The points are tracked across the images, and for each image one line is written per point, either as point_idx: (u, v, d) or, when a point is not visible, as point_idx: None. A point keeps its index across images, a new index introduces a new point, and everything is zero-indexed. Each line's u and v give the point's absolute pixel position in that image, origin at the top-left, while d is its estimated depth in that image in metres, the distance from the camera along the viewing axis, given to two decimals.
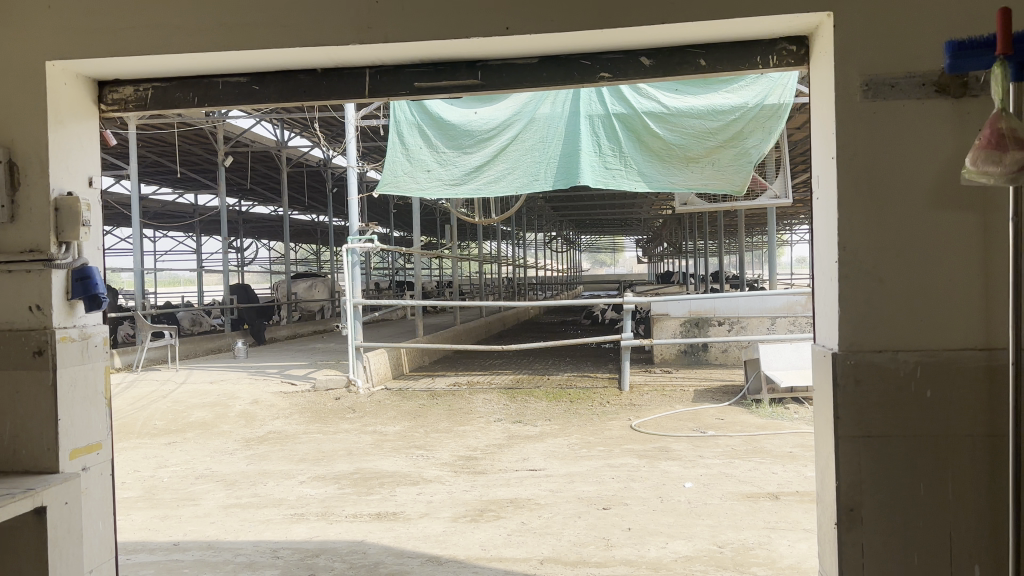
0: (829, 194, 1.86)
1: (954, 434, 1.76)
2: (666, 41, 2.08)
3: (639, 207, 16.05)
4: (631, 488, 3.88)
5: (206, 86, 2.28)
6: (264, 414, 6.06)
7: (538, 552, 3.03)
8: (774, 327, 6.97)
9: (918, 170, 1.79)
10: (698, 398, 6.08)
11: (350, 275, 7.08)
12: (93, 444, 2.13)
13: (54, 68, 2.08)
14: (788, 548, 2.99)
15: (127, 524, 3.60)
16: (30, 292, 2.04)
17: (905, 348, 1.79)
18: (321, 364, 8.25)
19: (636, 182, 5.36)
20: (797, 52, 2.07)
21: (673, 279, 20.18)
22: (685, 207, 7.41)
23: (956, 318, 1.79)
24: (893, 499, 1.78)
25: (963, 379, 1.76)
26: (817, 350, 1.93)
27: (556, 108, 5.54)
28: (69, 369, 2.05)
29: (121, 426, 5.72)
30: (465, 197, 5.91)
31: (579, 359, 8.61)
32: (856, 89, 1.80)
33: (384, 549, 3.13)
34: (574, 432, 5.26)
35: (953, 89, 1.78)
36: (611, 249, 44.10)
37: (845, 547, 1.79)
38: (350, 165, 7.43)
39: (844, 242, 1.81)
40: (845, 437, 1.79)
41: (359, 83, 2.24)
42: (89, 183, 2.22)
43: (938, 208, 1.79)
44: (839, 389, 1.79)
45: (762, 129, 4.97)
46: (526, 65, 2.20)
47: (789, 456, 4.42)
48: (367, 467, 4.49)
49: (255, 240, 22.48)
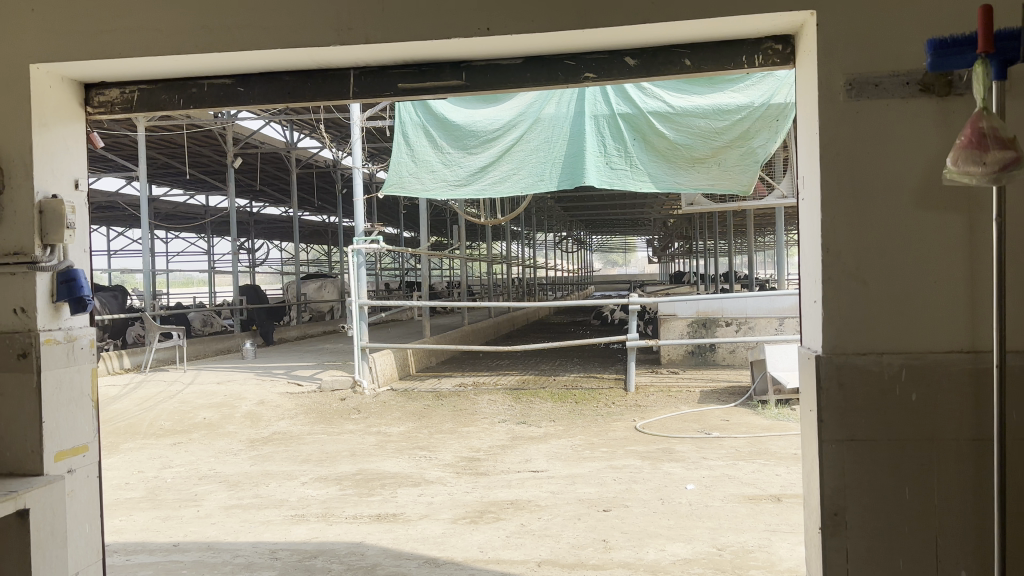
0: (813, 194, 1.84)
1: (939, 439, 1.73)
2: (650, 40, 2.07)
3: (649, 206, 16.00)
4: (632, 489, 3.87)
5: (190, 88, 2.29)
6: (269, 414, 6.10)
7: (535, 554, 3.02)
8: (782, 327, 6.92)
9: (902, 170, 1.76)
10: (705, 399, 6.04)
11: (356, 275, 7.08)
12: (80, 446, 2.14)
13: (39, 71, 2.10)
14: (788, 550, 2.96)
15: (129, 525, 3.62)
16: (15, 295, 2.06)
17: (890, 351, 1.76)
18: (328, 365, 8.29)
19: (640, 183, 5.32)
20: (783, 51, 2.05)
21: (684, 279, 20.07)
22: (691, 207, 7.35)
23: (940, 320, 1.75)
24: (876, 506, 1.75)
25: (947, 384, 1.73)
26: (803, 352, 1.91)
27: (560, 108, 5.50)
28: (54, 371, 2.07)
29: (128, 426, 5.77)
30: (469, 198, 5.90)
31: (586, 359, 8.58)
32: (839, 88, 1.78)
33: (382, 550, 3.13)
34: (577, 433, 5.23)
35: (938, 88, 1.75)
36: (622, 249, 43.99)
37: (829, 552, 1.77)
38: (357, 166, 7.32)
39: (828, 242, 1.78)
40: (829, 442, 1.76)
41: (342, 85, 2.24)
42: (76, 186, 2.24)
43: (922, 208, 1.76)
44: (821, 392, 1.77)
45: (769, 129, 4.99)
46: (511, 65, 2.20)
47: (793, 457, 4.38)
48: (368, 468, 4.50)
49: (267, 241, 22.64)
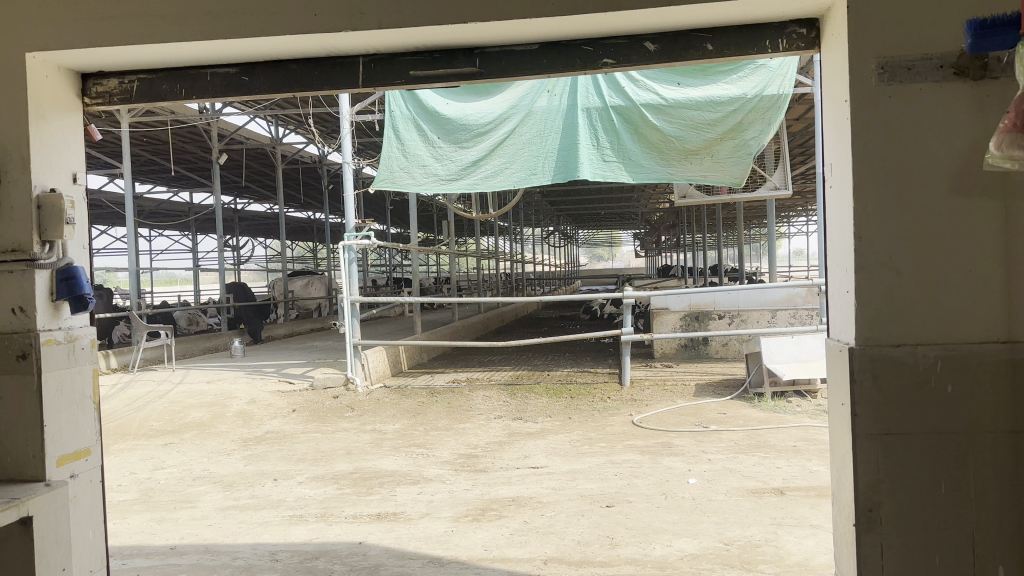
0: (844, 182, 1.79)
1: (975, 433, 1.70)
2: (669, 25, 2.01)
3: (637, 201, 15.96)
4: (634, 485, 3.82)
5: (192, 78, 2.20)
6: (262, 413, 5.99)
7: (541, 551, 2.97)
8: (775, 320, 6.90)
9: (936, 157, 1.72)
10: (700, 392, 6.02)
11: (347, 272, 6.95)
12: (82, 449, 2.06)
13: (34, 60, 2.00)
14: (796, 545, 2.92)
15: (123, 527, 3.53)
16: (13, 294, 1.96)
17: (926, 342, 1.72)
18: (318, 363, 8.16)
19: (637, 175, 5.26)
20: (807, 36, 2.01)
21: (672, 274, 20.08)
22: (683, 201, 7.26)
23: (974, 310, 1.72)
24: (911, 502, 1.71)
25: (983, 374, 1.70)
26: (833, 345, 1.86)
27: (553, 101, 5.45)
28: (55, 373, 1.98)
29: (116, 427, 5.64)
30: (462, 192, 5.77)
31: (579, 354, 8.53)
32: (871, 72, 1.72)
33: (385, 550, 3.06)
34: (575, 428, 5.18)
35: (972, 71, 1.71)
36: (609, 245, 43.95)
37: (864, 549, 1.72)
38: (347, 161, 7.18)
39: (860, 232, 1.73)
40: (864, 436, 1.72)
41: (351, 73, 2.16)
42: (74, 180, 2.14)
43: (957, 195, 1.72)
44: (856, 385, 1.72)
45: (762, 120, 4.97)
46: (526, 51, 2.13)
47: (792, 449, 4.36)
48: (366, 466, 4.43)
49: (253, 238, 22.41)
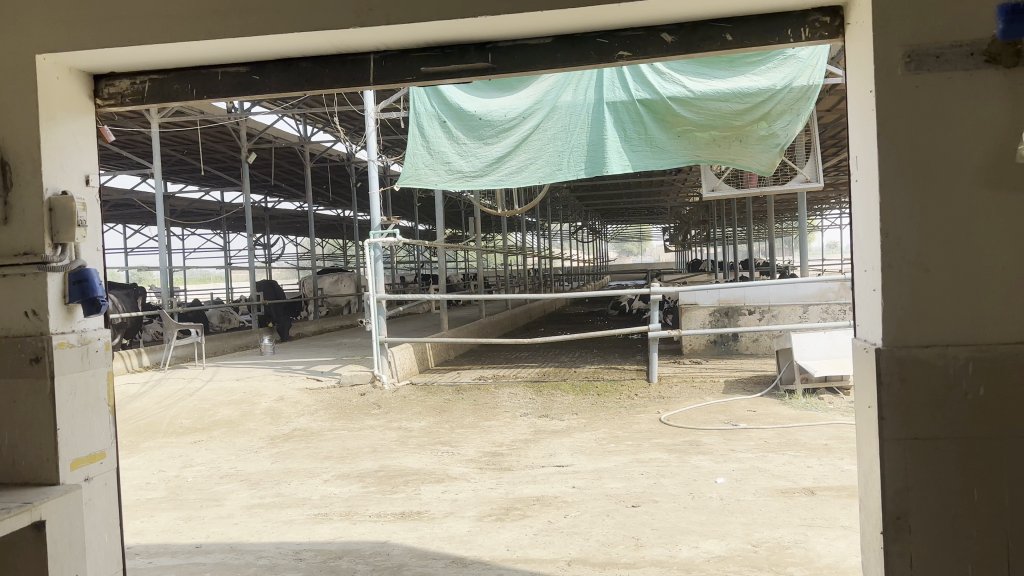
0: (870, 177, 1.71)
1: (1007, 439, 1.62)
2: (687, 14, 1.93)
3: (666, 194, 15.76)
4: (661, 484, 3.73)
5: (203, 77, 2.19)
6: (289, 411, 6.02)
7: (565, 553, 2.90)
8: (807, 315, 6.74)
9: (967, 149, 1.63)
10: (729, 389, 5.89)
11: (372, 270, 6.92)
12: (96, 453, 2.07)
13: (44, 62, 2.00)
14: (826, 546, 2.81)
15: (150, 525, 3.56)
16: (26, 297, 1.97)
17: (955, 343, 1.64)
18: (346, 360, 8.20)
19: (662, 164, 5.16)
20: (831, 24, 1.92)
21: (702, 269, 19.78)
22: (712, 193, 6.92)
23: (1005, 309, 1.63)
24: (943, 509, 1.63)
25: (1016, 377, 1.61)
26: (858, 345, 1.79)
27: (578, 95, 5.35)
28: (69, 377, 1.99)
29: (146, 424, 5.71)
30: (488, 189, 5.68)
31: (606, 351, 8.45)
32: (898, 61, 1.64)
33: (407, 550, 3.03)
34: (601, 426, 5.11)
35: (1005, 59, 1.62)
36: (637, 241, 43.59)
37: (891, 557, 1.65)
38: (372, 158, 7.05)
39: (887, 228, 1.65)
40: (890, 440, 1.64)
41: (362, 69, 2.13)
42: (86, 182, 2.15)
43: (988, 188, 1.63)
44: (882, 387, 1.65)
45: (790, 111, 4.89)
46: (539, 46, 2.06)
47: (824, 448, 4.23)
48: (391, 464, 4.42)
49: (282, 235, 22.72)
